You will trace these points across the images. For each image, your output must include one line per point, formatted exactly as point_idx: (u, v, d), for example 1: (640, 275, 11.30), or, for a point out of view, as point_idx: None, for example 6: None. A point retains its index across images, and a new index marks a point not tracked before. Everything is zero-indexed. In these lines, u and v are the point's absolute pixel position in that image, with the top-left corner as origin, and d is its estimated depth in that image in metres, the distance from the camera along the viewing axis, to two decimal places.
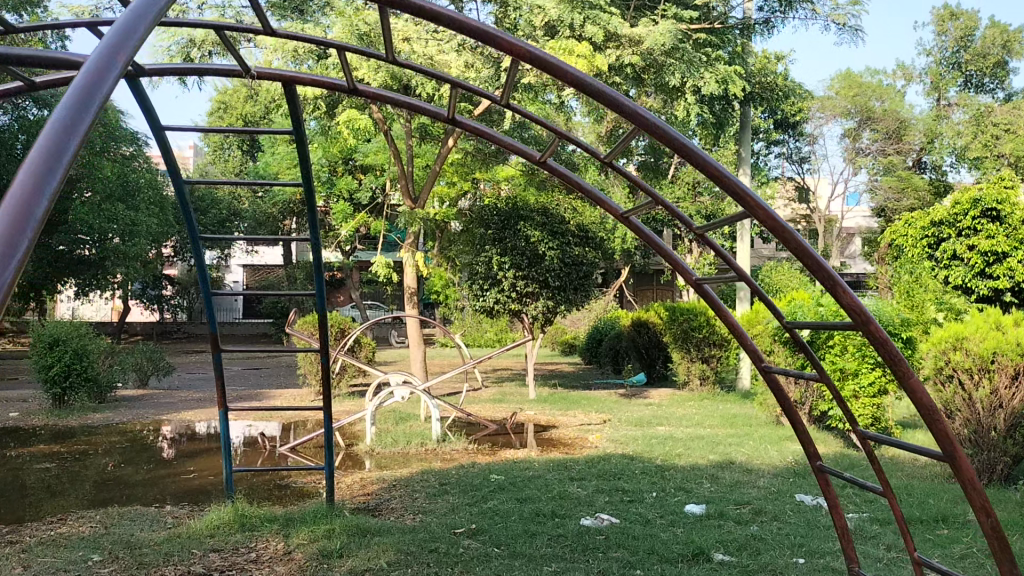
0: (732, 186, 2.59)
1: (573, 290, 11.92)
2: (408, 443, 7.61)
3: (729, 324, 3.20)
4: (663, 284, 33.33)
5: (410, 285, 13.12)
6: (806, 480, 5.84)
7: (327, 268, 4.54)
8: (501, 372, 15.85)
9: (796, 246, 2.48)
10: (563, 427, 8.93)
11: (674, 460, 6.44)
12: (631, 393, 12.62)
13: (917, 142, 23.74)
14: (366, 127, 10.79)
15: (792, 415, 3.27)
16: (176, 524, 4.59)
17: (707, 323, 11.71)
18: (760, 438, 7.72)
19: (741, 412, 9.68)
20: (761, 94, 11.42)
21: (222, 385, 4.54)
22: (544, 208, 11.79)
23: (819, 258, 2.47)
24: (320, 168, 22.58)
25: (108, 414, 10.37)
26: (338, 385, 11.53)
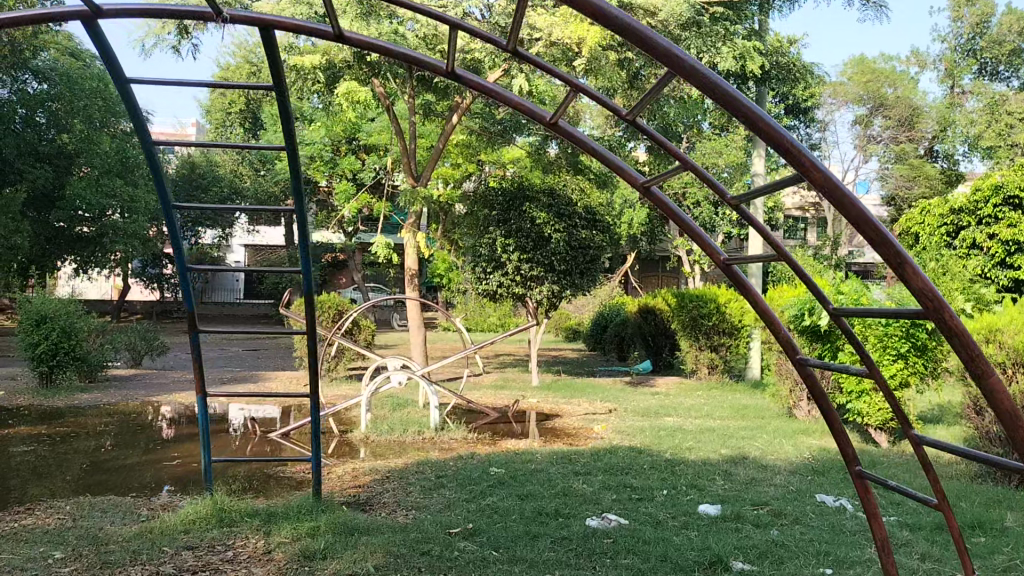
0: (792, 153, 2.08)
1: (579, 274, 11.54)
2: (404, 431, 7.26)
3: (757, 306, 2.85)
4: (668, 271, 33.05)
5: (411, 267, 12.76)
6: (826, 478, 5.49)
7: (312, 261, 4.07)
8: (503, 357, 15.56)
9: (869, 224, 2.03)
10: (566, 415, 8.60)
11: (685, 455, 6.09)
12: (636, 381, 12.30)
13: (929, 130, 23.34)
14: (366, 100, 10.37)
15: (825, 410, 2.92)
16: (149, 518, 4.25)
17: (717, 310, 11.35)
18: (774, 431, 7.36)
19: (751, 403, 9.32)
20: (779, 74, 11.01)
21: (199, 369, 4.17)
22: (550, 188, 11.41)
23: (894, 240, 2.05)
24: (323, 148, 22.18)
25: (97, 394, 10.05)
26: (335, 368, 11.20)
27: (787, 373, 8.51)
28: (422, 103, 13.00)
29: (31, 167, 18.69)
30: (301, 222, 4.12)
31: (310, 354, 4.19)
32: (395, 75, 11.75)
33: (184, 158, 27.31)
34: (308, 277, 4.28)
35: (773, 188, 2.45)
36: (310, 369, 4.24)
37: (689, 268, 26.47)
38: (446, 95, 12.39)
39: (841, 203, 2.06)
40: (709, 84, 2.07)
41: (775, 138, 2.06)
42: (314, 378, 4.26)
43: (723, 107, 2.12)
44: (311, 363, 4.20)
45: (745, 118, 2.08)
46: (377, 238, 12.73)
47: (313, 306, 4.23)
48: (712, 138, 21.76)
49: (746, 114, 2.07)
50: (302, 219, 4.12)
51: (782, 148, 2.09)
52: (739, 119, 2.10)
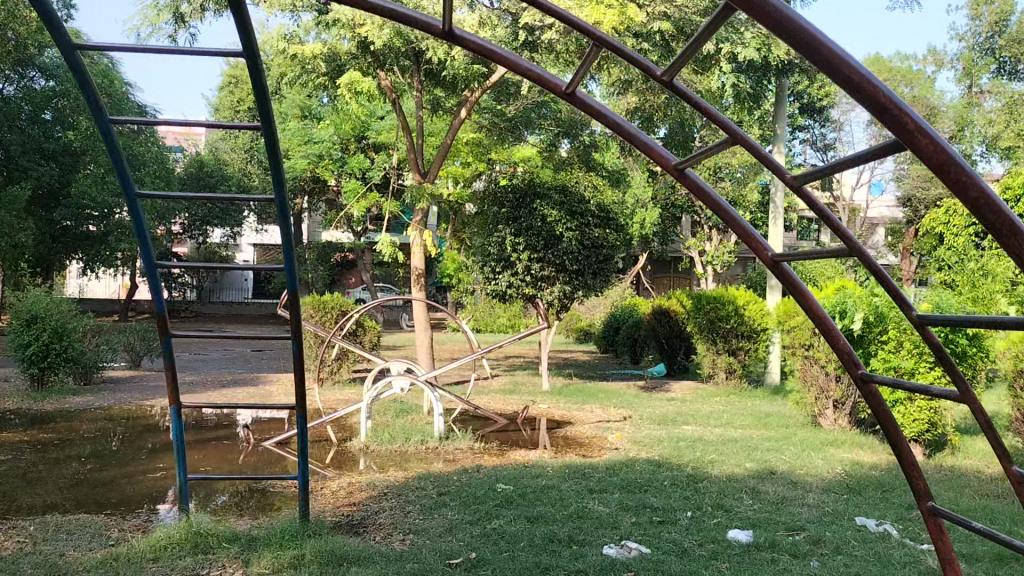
0: (891, 117, 1.49)
1: (592, 275, 11.09)
2: (406, 441, 6.82)
3: (811, 312, 2.39)
4: (680, 273, 32.63)
5: (418, 266, 12.33)
6: (864, 499, 5.04)
7: (294, 252, 3.61)
8: (513, 359, 15.14)
9: (992, 214, 1.47)
10: (579, 423, 8.16)
11: (707, 469, 5.64)
12: (650, 385, 11.86)
13: (947, 130, 22.55)
14: (370, 91, 9.98)
15: (891, 432, 2.47)
16: (118, 541, 3.84)
17: (735, 313, 10.88)
18: (801, 443, 6.89)
19: (773, 411, 8.86)
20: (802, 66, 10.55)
21: (172, 377, 3.72)
22: (562, 185, 10.97)
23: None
24: (331, 145, 21.81)
25: (89, 397, 9.67)
26: (338, 371, 10.81)
27: (813, 378, 8.03)
28: (431, 97, 12.58)
29: (36, 164, 18.44)
30: (282, 207, 3.68)
31: (296, 359, 3.75)
32: (402, 68, 11.37)
33: (191, 156, 27.05)
34: (292, 275, 3.81)
35: (843, 164, 1.91)
36: (297, 377, 3.78)
37: (702, 268, 26.02)
38: (453, 90, 11.99)
39: (956, 181, 1.49)
40: (779, 20, 1.48)
41: (868, 95, 1.48)
42: (300, 386, 3.79)
43: (797, 51, 1.53)
44: (298, 369, 3.75)
45: (827, 68, 1.49)
46: (382, 236, 12.31)
47: (298, 305, 3.77)
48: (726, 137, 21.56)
49: (829, 59, 1.49)
50: (281, 201, 3.67)
51: (876, 107, 1.50)
52: (815, 68, 1.52)
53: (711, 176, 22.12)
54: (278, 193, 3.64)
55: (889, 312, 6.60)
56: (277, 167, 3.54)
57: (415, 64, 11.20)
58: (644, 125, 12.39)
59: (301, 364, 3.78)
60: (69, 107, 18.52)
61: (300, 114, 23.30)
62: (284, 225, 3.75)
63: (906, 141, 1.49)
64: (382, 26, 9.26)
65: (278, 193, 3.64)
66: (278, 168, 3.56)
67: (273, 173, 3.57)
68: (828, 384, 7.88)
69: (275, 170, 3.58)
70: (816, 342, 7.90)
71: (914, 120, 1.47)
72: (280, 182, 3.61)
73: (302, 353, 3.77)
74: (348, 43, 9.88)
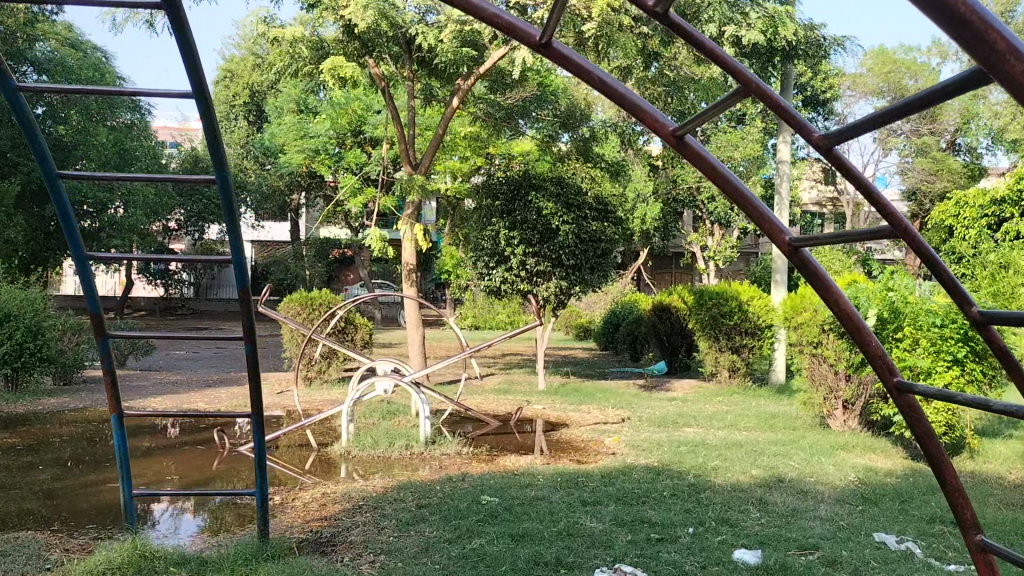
0: (975, 31, 1.10)
1: (590, 269, 10.68)
2: (389, 445, 6.42)
3: (838, 309, 1.99)
4: (682, 268, 32.35)
5: (409, 260, 11.93)
6: (882, 511, 4.64)
7: (240, 244, 3.18)
8: (510, 357, 14.80)
9: None
10: (575, 425, 7.77)
11: (710, 477, 5.24)
12: (650, 384, 11.49)
13: (952, 123, 22.27)
14: (354, 76, 9.60)
15: (932, 454, 2.06)
16: (54, 566, 3.44)
17: (739, 309, 10.49)
18: (810, 447, 6.49)
19: (779, 411, 8.47)
20: (807, 51, 10.18)
21: (113, 384, 3.34)
22: (558, 176, 10.56)
23: None
24: (327, 140, 21.47)
25: (65, 399, 9.28)
26: (327, 370, 10.43)
27: (821, 378, 7.63)
28: (424, 86, 12.17)
29: (26, 159, 18.11)
30: (225, 190, 3.24)
31: (250, 363, 3.32)
32: (392, 56, 11.00)
33: (187, 152, 26.70)
34: (239, 266, 3.38)
35: (889, 114, 1.51)
36: (251, 378, 3.35)
37: (703, 264, 25.71)
38: (447, 80, 11.61)
39: None
40: None
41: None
42: (254, 386, 3.36)
43: None
44: (251, 373, 3.33)
45: None
46: (372, 230, 11.92)
47: (249, 302, 3.35)
48: (727, 130, 21.40)
49: None
50: (224, 184, 3.24)
51: (947, 14, 1.10)
52: None
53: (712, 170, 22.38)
54: (219, 173, 3.20)
55: (905, 308, 6.18)
56: (214, 143, 3.09)
57: (405, 51, 10.81)
58: None
59: (254, 366, 3.35)
60: (59, 101, 18.12)
61: (296, 108, 22.90)
62: (228, 209, 3.31)
63: (992, 68, 1.11)
64: (366, 7, 8.87)
65: (218, 174, 3.19)
66: (217, 146, 3.11)
67: (213, 150, 3.13)
68: (837, 383, 7.49)
69: (214, 148, 3.14)
70: (824, 339, 7.49)
71: (1007, 39, 1.09)
72: (220, 160, 3.16)
73: (255, 355, 3.34)
74: (333, 27, 9.49)
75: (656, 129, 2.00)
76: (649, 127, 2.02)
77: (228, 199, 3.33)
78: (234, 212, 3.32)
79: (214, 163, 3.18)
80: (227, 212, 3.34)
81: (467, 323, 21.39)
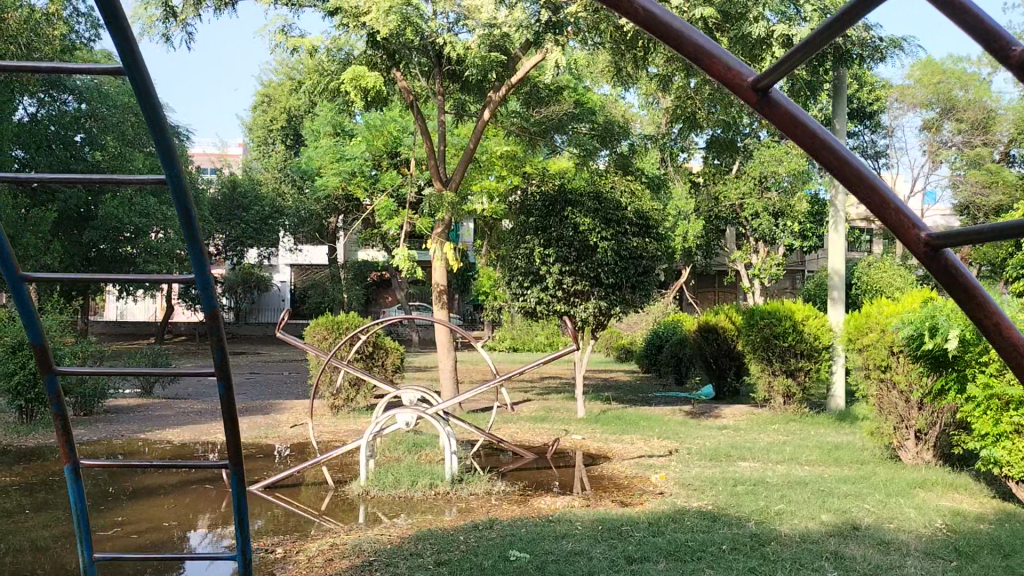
0: None
1: (630, 288, 10.01)
2: (412, 484, 5.82)
3: (995, 335, 1.36)
4: (725, 287, 31.60)
5: (440, 281, 11.44)
6: (984, 569, 3.92)
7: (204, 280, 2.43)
8: (549, 381, 14.24)
9: None
10: (618, 458, 7.13)
11: (775, 526, 4.56)
12: (697, 410, 10.80)
13: (1006, 133, 21.45)
14: (380, 88, 9.23)
15: None
16: None
17: (794, 329, 9.75)
18: (883, 485, 5.76)
19: (843, 442, 7.73)
20: (860, 51, 9.64)
21: (64, 427, 2.71)
22: (597, 191, 9.97)
23: None
24: (363, 162, 21.25)
25: (81, 431, 8.86)
26: (355, 397, 9.94)
27: (890, 407, 6.89)
28: (454, 100, 11.66)
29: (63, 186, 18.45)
30: (181, 202, 2.10)
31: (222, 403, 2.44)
32: (423, 69, 10.56)
33: (225, 178, 26.70)
34: None
35: None
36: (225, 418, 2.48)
37: (749, 282, 24.83)
38: (481, 93, 11.18)
39: None
40: None
41: None
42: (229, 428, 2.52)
43: None
44: (224, 421, 2.48)
45: None
46: (401, 250, 11.45)
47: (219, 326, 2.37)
48: (772, 147, 20.82)
49: None
50: (177, 189, 2.08)
51: None
52: None
53: (756, 186, 21.79)
54: (169, 172, 2.05)
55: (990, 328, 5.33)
56: None
57: (436, 64, 10.33)
58: (685, 126, 11.40)
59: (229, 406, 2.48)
60: (96, 127, 18.10)
61: (332, 132, 22.69)
62: (186, 227, 2.15)
63: None
64: (388, 11, 8.46)
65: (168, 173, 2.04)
66: None
67: (157, 143, 2.00)
68: (908, 413, 6.75)
69: (157, 132, 2.01)
70: (895, 363, 6.77)
71: None
72: (170, 153, 2.03)
73: (232, 397, 2.45)
74: (357, 37, 9.10)
75: (730, 83, 1.41)
76: (718, 83, 1.42)
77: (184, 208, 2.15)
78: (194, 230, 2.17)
79: (161, 158, 2.04)
80: (186, 230, 2.17)
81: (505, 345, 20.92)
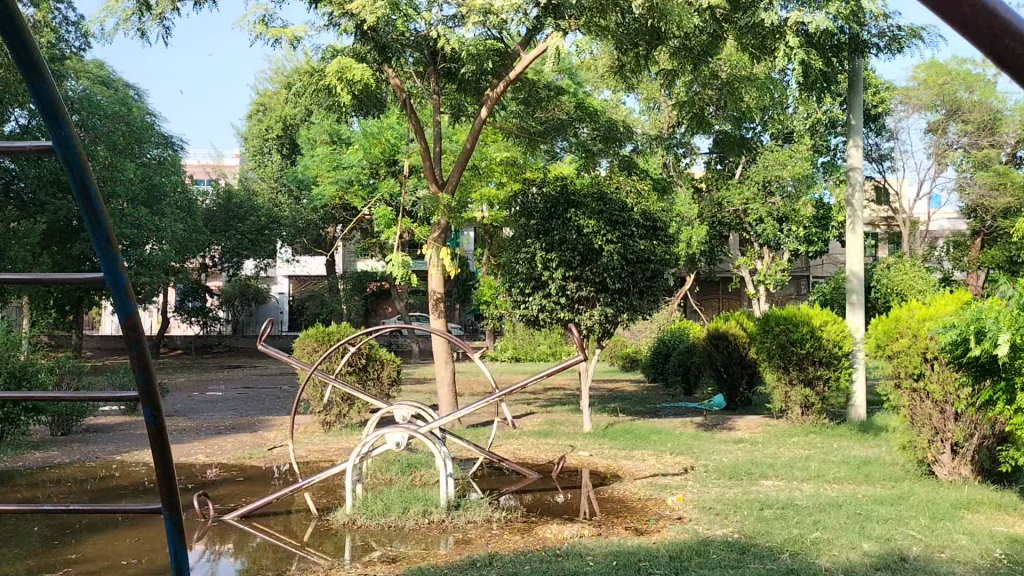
0: None
1: (638, 294, 9.49)
2: (403, 512, 5.26)
3: None
4: (729, 293, 31.12)
5: (436, 288, 10.90)
6: None
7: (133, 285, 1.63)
8: (553, 393, 13.72)
9: None
10: (629, 478, 6.58)
11: (812, 559, 4.04)
12: (710, 422, 10.23)
13: (1012, 135, 21.01)
14: (370, 83, 8.76)
15: None
16: None
17: (811, 335, 9.23)
18: (923, 506, 5.20)
19: (870, 457, 7.17)
20: (877, 44, 9.20)
21: None
22: (600, 192, 9.44)
23: None
24: (360, 171, 20.64)
25: (53, 454, 8.30)
26: (347, 413, 9.39)
27: (924, 419, 6.35)
28: (450, 101, 11.11)
29: (54, 198, 17.58)
30: (77, 177, 1.35)
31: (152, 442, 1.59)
32: (416, 65, 10.04)
33: (219, 189, 26.17)
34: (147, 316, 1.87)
35: None
36: (157, 464, 1.62)
37: (754, 288, 24.27)
38: (480, 95, 10.62)
39: None
40: None
41: None
42: (166, 477, 1.65)
43: None
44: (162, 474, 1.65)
45: None
46: (394, 255, 10.90)
47: (145, 347, 1.54)
48: (777, 152, 20.45)
49: None
50: (72, 166, 1.34)
51: None
52: None
53: (760, 191, 21.27)
54: (54, 137, 1.30)
55: None
56: None
57: (431, 60, 9.84)
58: (690, 127, 10.93)
59: (164, 448, 1.63)
60: (87, 137, 17.55)
61: (329, 140, 22.19)
62: (89, 220, 1.37)
63: None
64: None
65: (53, 140, 1.29)
66: None
67: (30, 88, 1.26)
68: (943, 424, 6.22)
69: (32, 72, 1.27)
70: (929, 370, 6.27)
71: None
72: (53, 107, 1.29)
73: (165, 439, 1.62)
74: (348, 31, 8.60)
75: None
76: None
77: (81, 182, 1.38)
78: (101, 222, 1.38)
79: (40, 111, 1.29)
80: (89, 224, 1.39)
81: (507, 355, 20.45)
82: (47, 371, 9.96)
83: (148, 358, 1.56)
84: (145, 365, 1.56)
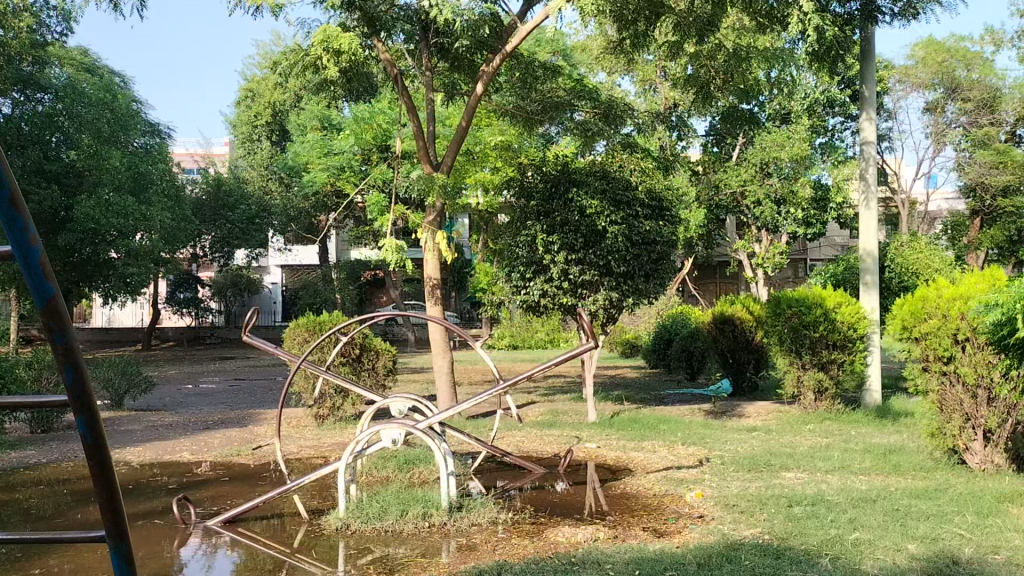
0: None
1: (644, 278, 9.06)
2: (402, 515, 4.84)
3: None
4: (727, 278, 30.76)
5: (432, 273, 10.47)
6: None
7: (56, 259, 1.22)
8: (554, 381, 13.32)
9: None
10: (641, 472, 6.18)
11: (855, 563, 3.64)
12: (719, 409, 9.84)
13: (1011, 113, 20.54)
14: (359, 54, 8.30)
15: None
16: None
17: (825, 317, 8.83)
18: (963, 499, 4.81)
19: (894, 445, 6.78)
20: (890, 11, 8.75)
21: None
22: (603, 171, 9.01)
23: None
24: (351, 157, 20.14)
25: (30, 454, 7.86)
26: (340, 405, 8.96)
27: (954, 405, 5.95)
28: (443, 79, 10.57)
29: (36, 188, 16.58)
30: None
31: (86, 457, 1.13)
32: (407, 42, 9.53)
33: (208, 177, 25.64)
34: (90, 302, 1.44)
35: None
36: (97, 486, 1.16)
37: (752, 272, 23.91)
38: (475, 72, 10.15)
39: None
40: None
41: None
42: (106, 499, 1.16)
43: None
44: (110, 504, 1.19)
45: None
46: (388, 240, 10.42)
47: (70, 330, 1.11)
48: (777, 133, 20.00)
49: None
50: None
51: None
52: None
53: (758, 172, 21.01)
54: None
55: None
56: None
57: (422, 33, 9.36)
58: (692, 104, 10.48)
59: (106, 464, 1.17)
60: (70, 124, 16.97)
61: (319, 126, 21.65)
62: None
63: None
64: None
65: None
66: None
67: None
68: (975, 410, 5.83)
69: None
70: (960, 353, 5.84)
71: None
72: None
73: (108, 460, 1.17)
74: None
75: None
76: None
77: None
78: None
79: None
80: None
81: (504, 343, 20.07)
82: (24, 366, 9.48)
83: (79, 355, 1.12)
84: (76, 365, 1.12)
